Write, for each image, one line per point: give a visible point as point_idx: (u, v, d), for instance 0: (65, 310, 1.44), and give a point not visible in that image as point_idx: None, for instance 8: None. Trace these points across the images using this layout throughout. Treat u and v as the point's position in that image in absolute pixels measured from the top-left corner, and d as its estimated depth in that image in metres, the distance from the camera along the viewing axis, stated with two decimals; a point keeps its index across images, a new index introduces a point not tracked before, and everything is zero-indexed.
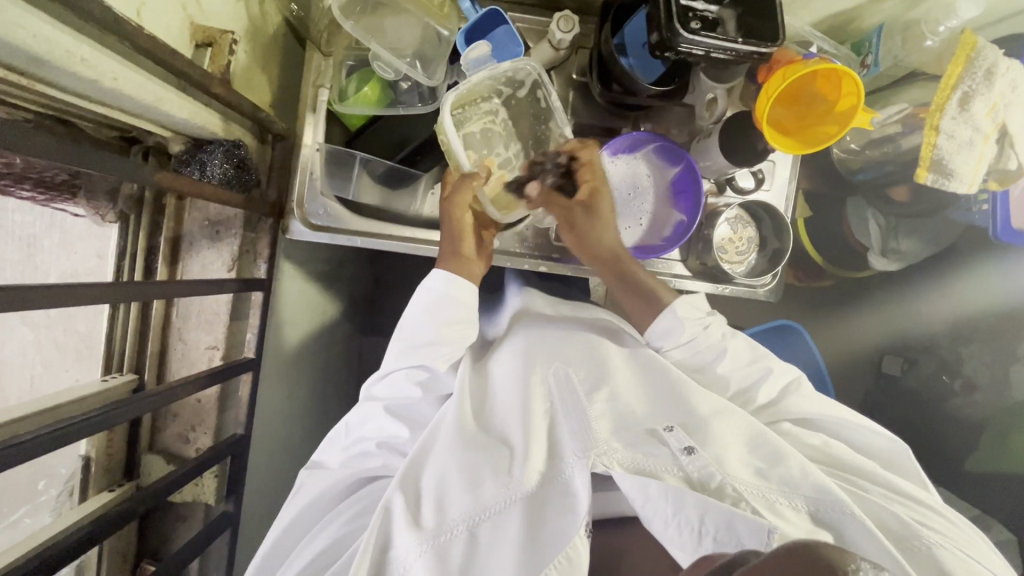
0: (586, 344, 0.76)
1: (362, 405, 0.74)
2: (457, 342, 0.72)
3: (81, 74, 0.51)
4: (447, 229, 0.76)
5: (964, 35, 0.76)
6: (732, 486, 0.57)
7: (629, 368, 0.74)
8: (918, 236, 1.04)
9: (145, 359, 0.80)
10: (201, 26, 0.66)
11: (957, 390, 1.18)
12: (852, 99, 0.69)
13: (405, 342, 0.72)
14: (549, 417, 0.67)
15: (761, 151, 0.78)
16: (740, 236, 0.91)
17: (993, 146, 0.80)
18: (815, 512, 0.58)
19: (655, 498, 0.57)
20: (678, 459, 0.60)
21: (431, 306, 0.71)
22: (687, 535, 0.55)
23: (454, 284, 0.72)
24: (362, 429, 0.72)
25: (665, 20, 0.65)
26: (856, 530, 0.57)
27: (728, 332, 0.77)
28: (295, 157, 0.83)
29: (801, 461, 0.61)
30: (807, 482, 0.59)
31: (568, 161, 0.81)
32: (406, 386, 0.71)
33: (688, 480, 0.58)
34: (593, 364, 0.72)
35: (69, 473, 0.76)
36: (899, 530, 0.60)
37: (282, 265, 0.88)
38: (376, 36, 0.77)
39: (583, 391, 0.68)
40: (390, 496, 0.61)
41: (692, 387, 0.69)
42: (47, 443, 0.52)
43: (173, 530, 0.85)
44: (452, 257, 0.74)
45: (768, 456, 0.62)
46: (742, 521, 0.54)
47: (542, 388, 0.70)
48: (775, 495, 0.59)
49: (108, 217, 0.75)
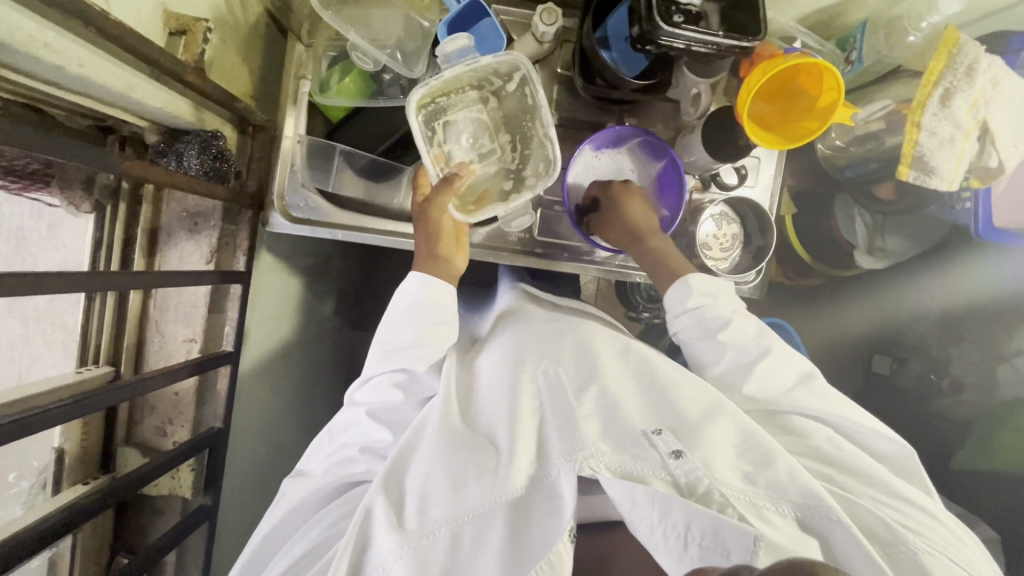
0: (575, 338, 0.74)
1: (345, 412, 0.74)
2: (436, 342, 0.71)
3: (45, 59, 0.51)
4: (421, 228, 0.74)
5: (947, 32, 0.76)
6: (719, 492, 0.57)
7: (620, 364, 0.72)
8: (905, 234, 1.05)
9: (121, 351, 0.80)
10: (174, 13, 0.65)
11: (945, 390, 1.18)
12: (832, 94, 0.68)
13: (384, 344, 0.72)
14: (539, 416, 0.66)
15: (743, 147, 0.78)
16: (724, 234, 0.91)
17: (974, 143, 0.80)
18: (803, 519, 0.58)
19: (643, 504, 0.56)
20: (666, 463, 0.59)
21: (409, 307, 0.71)
22: (672, 542, 0.55)
23: (429, 285, 0.71)
24: (344, 436, 0.72)
25: (645, 13, 0.64)
26: (842, 537, 0.57)
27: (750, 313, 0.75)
28: (277, 148, 0.82)
29: (789, 464, 0.61)
30: (796, 488, 0.59)
31: (551, 162, 0.76)
32: (386, 390, 0.70)
33: (676, 485, 0.57)
34: (582, 360, 0.71)
35: (41, 466, 0.75)
36: (888, 539, 0.61)
37: (263, 258, 0.88)
38: (357, 27, 0.76)
39: (572, 391, 0.67)
40: (371, 497, 0.60)
41: (680, 389, 0.68)
42: (16, 433, 0.51)
43: (151, 523, 0.85)
44: (428, 257, 0.73)
45: (757, 459, 0.61)
46: (730, 530, 0.53)
47: (531, 386, 0.68)
48: (763, 501, 0.58)
49: (83, 208, 0.74)
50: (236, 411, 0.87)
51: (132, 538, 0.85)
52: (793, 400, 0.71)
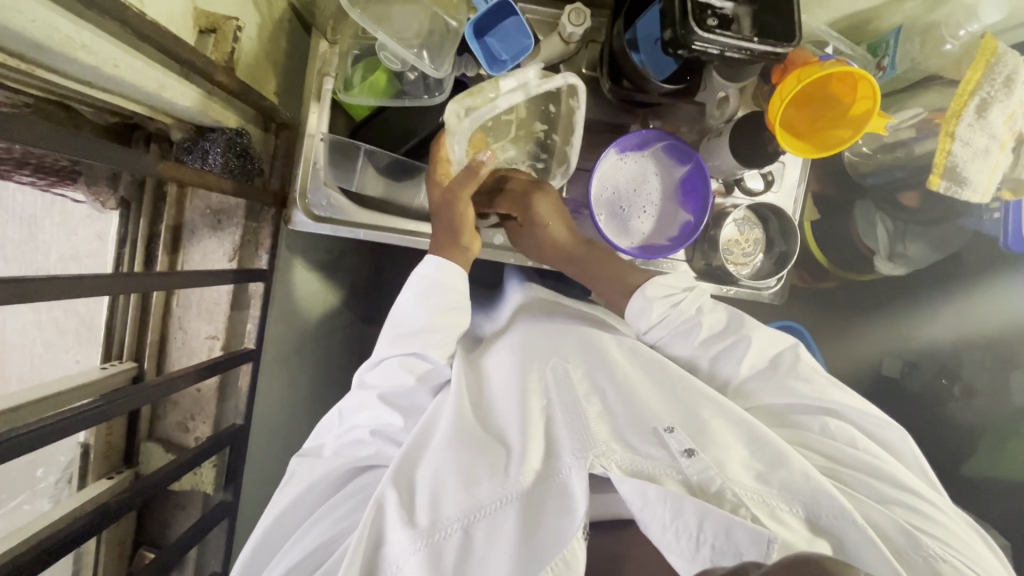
0: (583, 334, 0.73)
1: (355, 394, 0.71)
2: (450, 330, 0.70)
3: (82, 60, 0.51)
4: (443, 217, 0.73)
5: (986, 40, 0.76)
6: (732, 491, 0.55)
7: (630, 360, 0.69)
8: (926, 241, 1.04)
9: (145, 348, 0.81)
10: (205, 11, 0.65)
11: (956, 395, 1.19)
12: (867, 103, 0.68)
13: (397, 329, 0.70)
14: (546, 415, 0.64)
15: (771, 153, 0.77)
16: (747, 238, 0.91)
17: (1008, 155, 0.80)
18: (812, 518, 0.56)
19: (654, 503, 0.54)
20: (677, 460, 0.57)
21: (421, 294, 0.69)
22: (684, 542, 0.52)
23: (446, 271, 0.69)
24: (355, 418, 0.70)
25: (680, 18, 0.63)
26: (858, 539, 0.54)
27: (726, 317, 0.72)
28: (300, 146, 0.81)
29: (803, 463, 0.58)
30: (810, 488, 0.56)
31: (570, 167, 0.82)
32: (400, 373, 0.68)
33: (687, 484, 0.55)
34: (593, 359, 0.69)
35: (68, 460, 0.77)
36: (901, 541, 0.57)
37: (287, 257, 0.88)
38: (381, 25, 0.75)
39: (582, 388, 0.65)
40: (383, 491, 0.58)
41: (690, 384, 0.66)
42: (52, 433, 0.52)
43: (172, 517, 0.86)
44: (451, 246, 0.71)
45: (769, 458, 0.59)
46: (742, 529, 0.51)
47: (539, 384, 0.67)
48: (775, 500, 0.56)
49: (108, 204, 0.76)
50: (256, 407, 0.88)
51: (155, 533, 0.87)
52: (784, 392, 0.69)
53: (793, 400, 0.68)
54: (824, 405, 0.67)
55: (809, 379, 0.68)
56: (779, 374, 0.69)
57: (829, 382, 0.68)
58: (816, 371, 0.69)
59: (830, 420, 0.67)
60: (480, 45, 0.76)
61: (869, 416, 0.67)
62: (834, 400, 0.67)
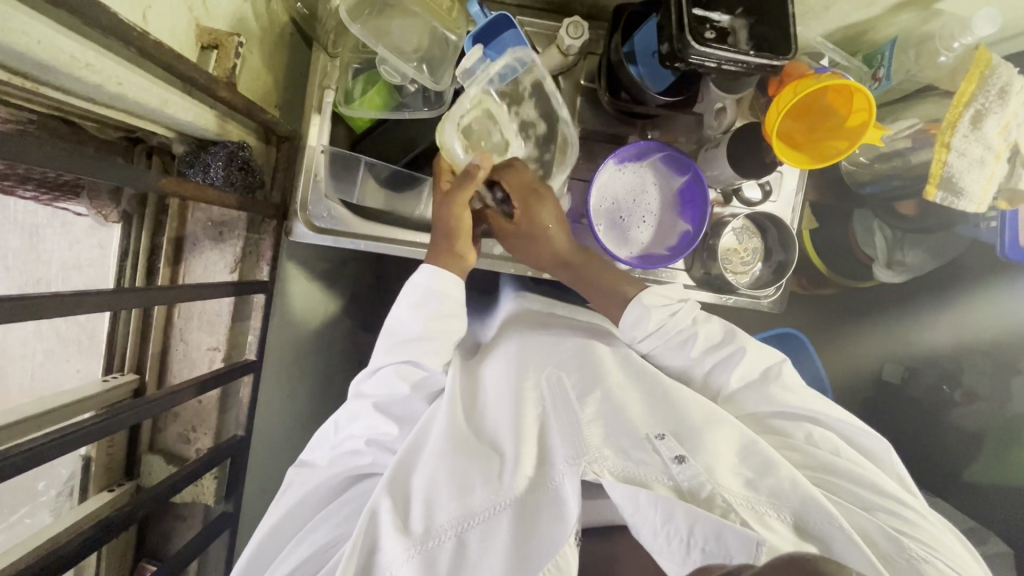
0: (578, 345, 0.73)
1: (351, 403, 0.71)
2: (445, 336, 0.70)
3: (86, 78, 0.51)
4: (439, 226, 0.73)
5: (980, 52, 0.76)
6: (722, 497, 0.54)
7: (624, 371, 0.70)
8: (924, 248, 1.05)
9: (145, 360, 0.81)
10: (207, 27, 0.66)
11: (957, 401, 1.19)
12: (863, 115, 0.68)
13: (393, 336, 0.70)
14: (540, 423, 0.64)
15: (768, 164, 0.77)
16: (745, 247, 0.92)
17: (1003, 165, 0.82)
18: (800, 523, 0.55)
19: (645, 507, 0.54)
20: (669, 467, 0.57)
21: (416, 300, 0.69)
22: (675, 546, 0.52)
23: (440, 278, 0.69)
24: (350, 429, 0.69)
25: (676, 31, 0.64)
26: (843, 543, 0.54)
27: (729, 332, 0.73)
28: (301, 157, 0.82)
29: (792, 471, 0.58)
30: (798, 495, 0.56)
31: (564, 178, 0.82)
32: (395, 381, 0.68)
33: (677, 490, 0.55)
34: (587, 367, 0.69)
35: (70, 473, 0.78)
36: (886, 546, 0.56)
37: (287, 268, 0.88)
38: (381, 38, 0.76)
39: (576, 397, 0.65)
40: (377, 497, 0.58)
41: (684, 394, 0.66)
42: (54, 449, 0.52)
43: (173, 529, 0.86)
44: (445, 253, 0.71)
45: (757, 465, 0.59)
46: (731, 533, 0.51)
47: (535, 393, 0.67)
48: (765, 507, 0.55)
49: (111, 217, 0.76)
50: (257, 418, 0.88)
51: (155, 545, 0.87)
52: (770, 402, 0.69)
53: (776, 409, 0.68)
54: (811, 413, 0.68)
55: (796, 391, 0.69)
56: (766, 381, 0.70)
57: (814, 394, 0.69)
58: (801, 384, 0.70)
59: (815, 428, 0.67)
60: (480, 57, 0.77)
61: (853, 425, 0.67)
62: (821, 410, 0.68)
